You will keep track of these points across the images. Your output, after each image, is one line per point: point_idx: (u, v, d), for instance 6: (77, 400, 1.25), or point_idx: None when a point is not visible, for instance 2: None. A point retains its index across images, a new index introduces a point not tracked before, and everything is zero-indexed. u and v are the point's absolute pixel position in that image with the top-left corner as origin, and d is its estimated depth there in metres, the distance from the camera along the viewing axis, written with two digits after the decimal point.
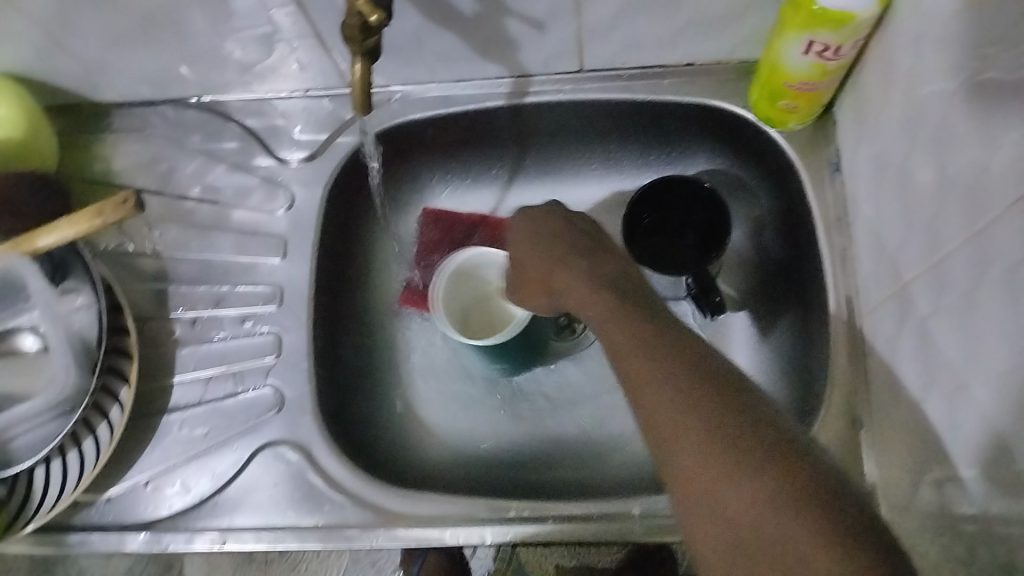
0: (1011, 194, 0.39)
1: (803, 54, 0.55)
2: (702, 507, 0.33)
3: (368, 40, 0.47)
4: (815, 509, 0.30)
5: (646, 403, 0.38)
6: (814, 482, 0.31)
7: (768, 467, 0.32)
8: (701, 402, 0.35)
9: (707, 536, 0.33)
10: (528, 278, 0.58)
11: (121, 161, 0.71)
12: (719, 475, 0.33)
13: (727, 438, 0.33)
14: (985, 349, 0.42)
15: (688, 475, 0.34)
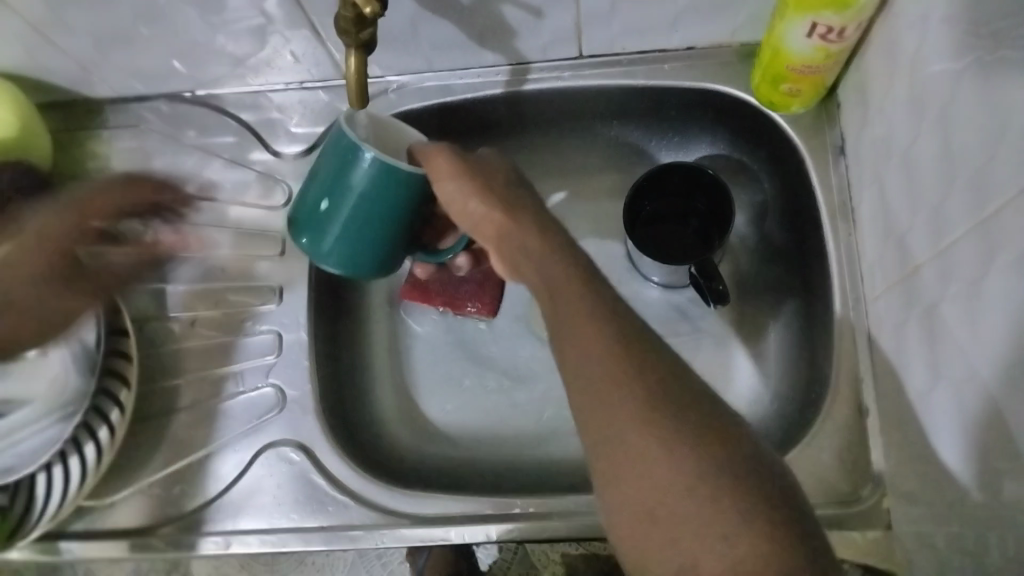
0: (1020, 180, 0.38)
1: (806, 37, 0.54)
2: (641, 491, 0.39)
3: (363, 32, 0.46)
4: (748, 520, 0.37)
5: (605, 389, 0.42)
6: (748, 498, 0.38)
7: (713, 479, 0.38)
8: (658, 406, 0.41)
9: (636, 515, 0.39)
10: (487, 207, 0.50)
11: (116, 159, 0.70)
12: (676, 491, 0.38)
13: (678, 443, 0.40)
14: (992, 338, 0.41)
15: (635, 463, 0.40)
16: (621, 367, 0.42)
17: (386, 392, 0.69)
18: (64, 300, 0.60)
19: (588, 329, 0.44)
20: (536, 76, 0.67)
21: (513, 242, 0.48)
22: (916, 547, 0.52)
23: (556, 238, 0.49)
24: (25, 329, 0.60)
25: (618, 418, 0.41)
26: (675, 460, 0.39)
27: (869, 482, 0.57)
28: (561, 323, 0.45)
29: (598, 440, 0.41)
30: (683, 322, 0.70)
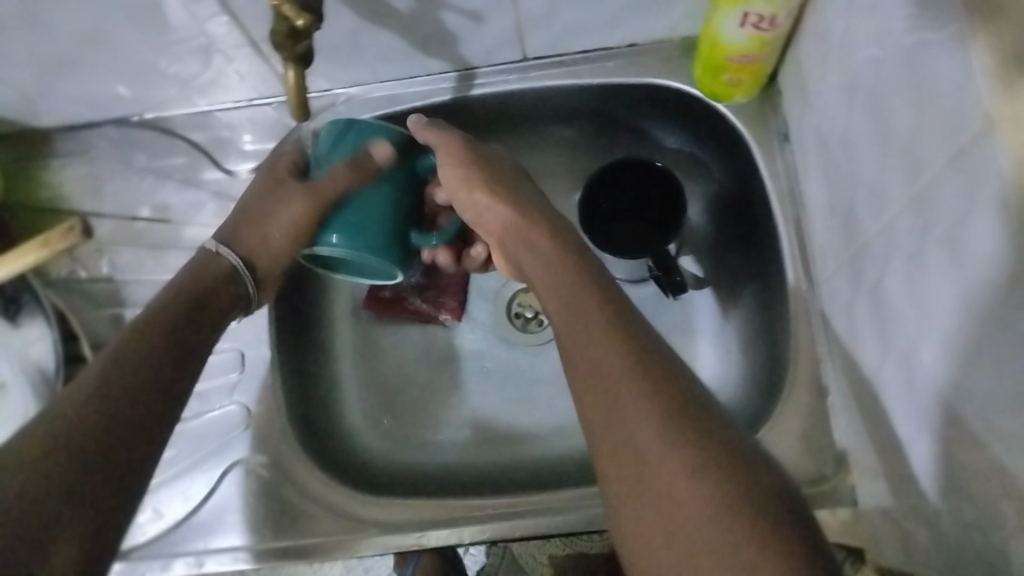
0: (942, 152, 0.39)
1: (740, 26, 0.55)
2: (637, 471, 0.38)
3: (299, 45, 0.46)
4: (739, 500, 0.36)
5: (605, 373, 0.42)
6: (747, 481, 0.37)
7: (706, 459, 0.37)
8: (654, 389, 0.40)
9: (631, 496, 0.38)
10: (481, 196, 0.53)
11: (69, 187, 0.70)
12: (672, 470, 0.37)
13: (678, 426, 0.39)
14: (933, 309, 0.42)
15: (631, 440, 0.39)
16: (624, 352, 0.42)
17: (354, 403, 0.69)
18: (295, 200, 0.53)
19: (593, 317, 0.44)
20: (482, 80, 0.68)
21: (516, 233, 0.51)
22: (880, 521, 0.53)
23: (547, 235, 0.51)
24: (283, 239, 0.54)
25: (615, 386, 0.41)
26: (667, 443, 0.38)
27: (832, 461, 0.58)
28: (569, 317, 0.45)
29: (598, 427, 0.41)
30: (644, 315, 0.71)
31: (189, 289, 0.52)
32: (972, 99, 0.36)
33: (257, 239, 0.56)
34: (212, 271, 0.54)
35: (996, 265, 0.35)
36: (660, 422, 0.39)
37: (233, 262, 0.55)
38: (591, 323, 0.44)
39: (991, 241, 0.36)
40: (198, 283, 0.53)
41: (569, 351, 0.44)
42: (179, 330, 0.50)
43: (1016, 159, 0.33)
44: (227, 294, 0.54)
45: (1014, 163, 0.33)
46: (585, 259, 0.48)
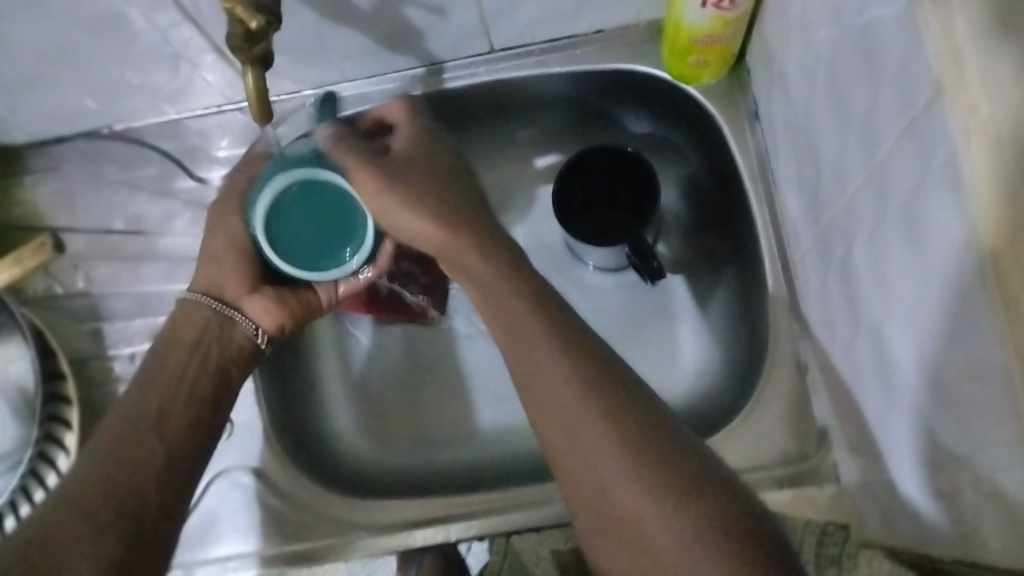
0: (900, 124, 0.39)
1: (701, 7, 0.55)
2: (607, 521, 0.45)
3: (256, 47, 0.46)
4: (716, 539, 0.42)
5: (586, 438, 0.47)
6: (723, 514, 0.43)
7: (682, 511, 0.43)
8: (620, 444, 0.46)
9: (606, 539, 0.45)
10: (398, 224, 0.55)
11: (42, 203, 0.69)
12: (648, 517, 0.44)
13: (656, 478, 0.45)
14: (898, 277, 0.42)
15: (609, 495, 0.45)
16: (594, 411, 0.47)
17: (339, 405, 0.69)
18: (220, 215, 0.60)
19: (566, 402, 0.48)
20: (450, 75, 0.68)
21: (455, 254, 0.54)
22: (862, 497, 0.53)
23: (490, 258, 0.54)
24: (229, 238, 0.59)
25: (591, 443, 0.46)
26: (645, 497, 0.44)
27: (814, 439, 0.58)
28: (535, 371, 0.50)
29: (590, 496, 0.46)
30: (624, 302, 0.71)
31: (175, 330, 0.57)
32: (921, 65, 0.36)
33: (209, 262, 0.59)
34: (187, 310, 0.57)
35: (952, 232, 0.35)
36: (646, 491, 0.44)
37: (196, 296, 0.58)
38: (571, 380, 0.48)
39: (946, 207, 0.35)
40: (189, 322, 0.57)
41: (553, 418, 0.48)
42: (173, 355, 0.55)
43: (961, 121, 0.33)
44: (199, 310, 0.57)
45: (962, 126, 0.33)
46: (536, 300, 0.52)
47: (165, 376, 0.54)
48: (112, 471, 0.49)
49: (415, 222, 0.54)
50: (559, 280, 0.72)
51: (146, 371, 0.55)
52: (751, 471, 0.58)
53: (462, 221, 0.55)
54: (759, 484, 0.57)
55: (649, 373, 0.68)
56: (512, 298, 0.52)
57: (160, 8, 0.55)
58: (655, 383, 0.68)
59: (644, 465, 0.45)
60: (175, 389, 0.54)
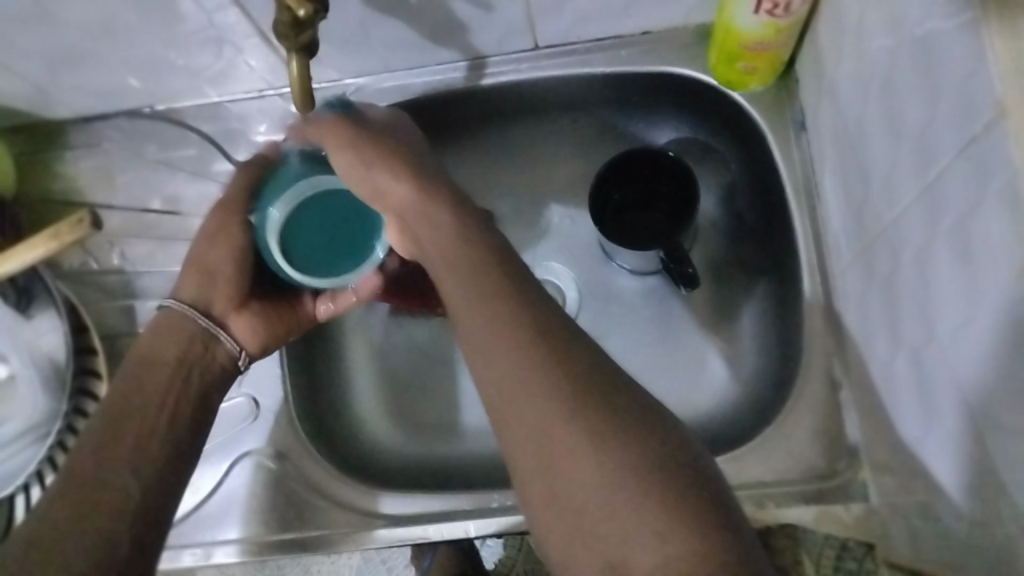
0: (957, 142, 0.38)
1: (754, 13, 0.54)
2: (528, 437, 0.39)
3: (303, 35, 0.46)
4: (641, 461, 0.36)
5: (489, 341, 0.42)
6: (656, 447, 0.37)
7: (615, 431, 0.37)
8: (546, 355, 0.40)
9: (526, 454, 0.39)
10: (370, 185, 0.51)
11: (83, 179, 0.70)
12: (561, 429, 0.38)
13: (577, 389, 0.39)
14: (946, 303, 0.41)
15: (525, 411, 0.39)
16: (513, 329, 0.41)
17: (365, 393, 0.69)
18: (214, 220, 0.56)
19: (483, 279, 0.44)
20: (493, 70, 0.67)
21: (414, 215, 0.49)
22: (891, 518, 0.52)
23: (457, 221, 0.48)
24: (221, 248, 0.56)
25: (505, 354, 0.41)
26: (562, 410, 0.38)
27: (845, 456, 0.56)
28: (455, 288, 0.45)
29: (506, 384, 0.40)
30: (657, 307, 0.70)
31: (149, 350, 0.53)
32: (985, 85, 0.34)
33: (195, 273, 0.56)
34: (168, 323, 0.54)
35: (1007, 262, 0.34)
36: (560, 398, 0.38)
37: (180, 308, 0.55)
38: (497, 305, 0.43)
39: (1002, 234, 0.34)
40: (170, 341, 0.53)
41: (466, 312, 0.44)
42: (151, 376, 0.51)
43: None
44: (181, 321, 0.54)
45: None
46: (479, 244, 0.46)
47: (140, 400, 0.50)
48: (80, 496, 0.45)
49: (388, 181, 0.50)
50: (592, 282, 0.72)
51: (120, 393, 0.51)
52: (777, 485, 0.57)
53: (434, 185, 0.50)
54: (787, 500, 0.56)
55: (680, 380, 0.68)
56: (454, 240, 0.47)
57: None
58: (683, 391, 0.67)
59: (553, 363, 0.39)
60: (150, 422, 0.49)
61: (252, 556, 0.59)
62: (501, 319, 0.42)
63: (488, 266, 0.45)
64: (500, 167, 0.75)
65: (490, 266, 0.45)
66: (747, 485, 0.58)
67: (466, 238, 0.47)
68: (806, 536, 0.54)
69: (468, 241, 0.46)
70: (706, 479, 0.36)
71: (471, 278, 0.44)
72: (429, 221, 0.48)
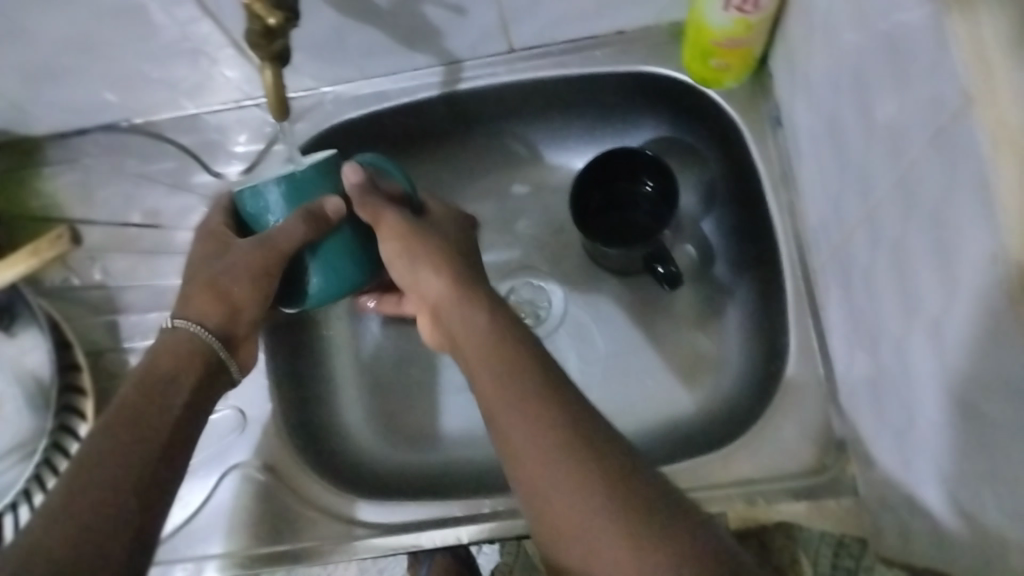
0: (925, 132, 0.38)
1: (724, 9, 0.54)
2: (530, 471, 0.41)
3: (275, 43, 0.46)
4: (624, 499, 0.39)
5: (489, 386, 0.45)
6: (639, 493, 0.39)
7: (601, 471, 0.40)
8: (533, 401, 0.43)
9: (530, 474, 0.41)
10: (419, 270, 0.51)
11: (62, 195, 0.69)
12: (551, 466, 0.41)
13: (566, 434, 0.41)
14: (923, 294, 0.41)
15: (519, 447, 0.42)
16: (511, 371, 0.45)
17: (352, 405, 0.69)
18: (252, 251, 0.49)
19: (504, 370, 0.45)
20: (469, 74, 0.67)
21: (448, 303, 0.50)
22: (882, 509, 0.52)
23: (482, 307, 0.49)
24: (252, 286, 0.50)
25: (506, 394, 0.44)
26: (548, 438, 0.41)
27: (834, 450, 0.57)
28: (469, 351, 0.47)
29: (518, 444, 0.42)
30: (642, 307, 0.70)
31: (160, 373, 0.49)
32: (949, 74, 0.35)
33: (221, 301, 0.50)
34: (181, 345, 0.50)
35: (979, 250, 0.34)
36: (550, 445, 0.41)
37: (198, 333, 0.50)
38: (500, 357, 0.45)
39: (973, 221, 0.35)
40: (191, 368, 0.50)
41: (491, 391, 0.45)
42: (169, 396, 0.48)
43: (989, 132, 0.32)
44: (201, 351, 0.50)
45: (989, 139, 0.32)
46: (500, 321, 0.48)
47: (149, 422, 0.46)
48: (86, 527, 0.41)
49: (426, 279, 0.51)
50: (576, 284, 0.72)
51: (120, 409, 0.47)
52: (767, 481, 0.57)
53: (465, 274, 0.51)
54: (778, 495, 0.56)
55: (668, 379, 0.68)
56: (481, 318, 0.48)
57: (180, 3, 0.55)
58: (671, 388, 0.67)
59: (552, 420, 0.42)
60: (156, 444, 0.46)
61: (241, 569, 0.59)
62: (515, 391, 0.44)
63: (514, 351, 0.46)
64: (481, 172, 0.75)
65: (516, 355, 0.45)
66: (737, 481, 0.58)
67: (488, 319, 0.48)
68: (804, 534, 0.53)
69: (490, 321, 0.48)
70: (688, 523, 0.38)
71: (496, 370, 0.45)
72: (457, 315, 0.49)
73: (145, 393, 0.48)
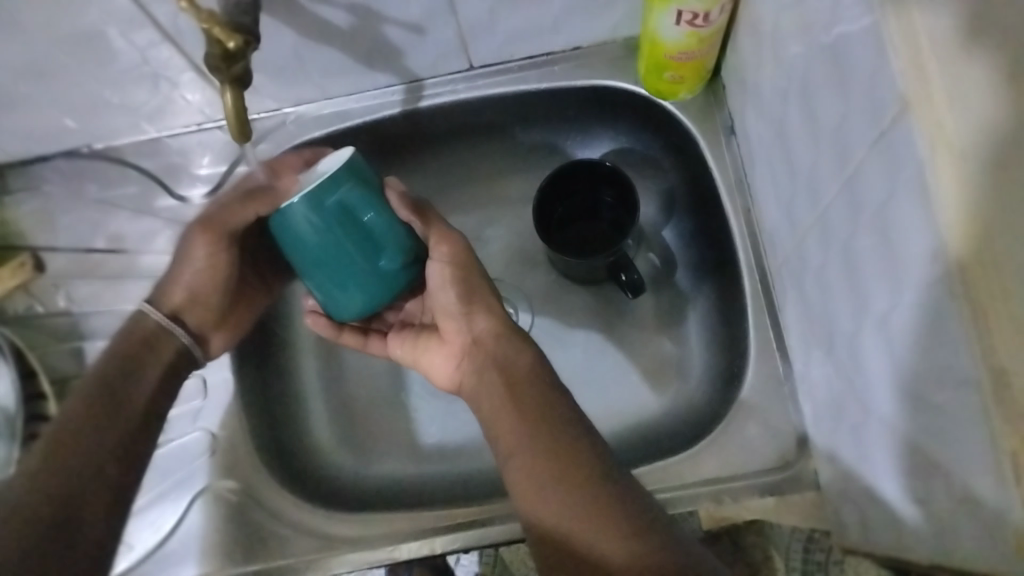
0: (868, 137, 0.40)
1: (676, 24, 0.56)
2: (535, 491, 0.47)
3: (235, 66, 0.46)
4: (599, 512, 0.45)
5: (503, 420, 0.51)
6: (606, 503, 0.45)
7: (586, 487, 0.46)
8: (538, 428, 0.49)
9: (531, 490, 0.48)
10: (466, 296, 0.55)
11: (24, 223, 0.69)
12: (554, 485, 0.47)
13: (565, 456, 0.48)
14: (872, 293, 0.43)
15: (530, 470, 0.48)
16: (523, 404, 0.51)
17: (321, 422, 0.69)
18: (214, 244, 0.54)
19: (524, 399, 0.51)
20: (430, 92, 0.68)
21: (495, 346, 0.54)
22: (843, 502, 0.53)
23: (511, 350, 0.54)
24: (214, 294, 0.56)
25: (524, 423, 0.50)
26: (545, 459, 0.48)
27: (796, 447, 0.58)
28: (505, 394, 0.52)
29: (520, 450, 0.49)
30: (606, 315, 0.71)
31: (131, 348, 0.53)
32: (887, 82, 0.36)
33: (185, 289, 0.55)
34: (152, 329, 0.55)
35: (922, 248, 0.36)
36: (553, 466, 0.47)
37: (162, 321, 0.55)
38: (511, 396, 0.51)
39: (916, 221, 0.36)
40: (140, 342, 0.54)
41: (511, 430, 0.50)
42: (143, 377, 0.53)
43: (927, 136, 0.34)
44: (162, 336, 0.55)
45: (927, 141, 0.34)
46: (526, 365, 0.53)
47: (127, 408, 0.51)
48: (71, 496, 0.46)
49: (462, 316, 0.56)
50: (541, 295, 0.73)
51: (98, 385, 0.51)
52: (733, 479, 0.58)
53: (486, 316, 0.55)
54: (742, 493, 0.58)
55: (633, 385, 0.69)
56: (518, 361, 0.53)
57: (139, 27, 0.55)
58: (637, 394, 0.69)
59: (552, 432, 0.49)
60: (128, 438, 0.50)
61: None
62: (531, 413, 0.50)
63: (540, 404, 0.50)
64: (443, 186, 0.76)
65: (539, 412, 0.50)
66: (705, 480, 0.59)
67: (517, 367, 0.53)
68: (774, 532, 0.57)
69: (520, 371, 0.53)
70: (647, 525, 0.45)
71: (510, 394, 0.52)
72: (494, 355, 0.54)
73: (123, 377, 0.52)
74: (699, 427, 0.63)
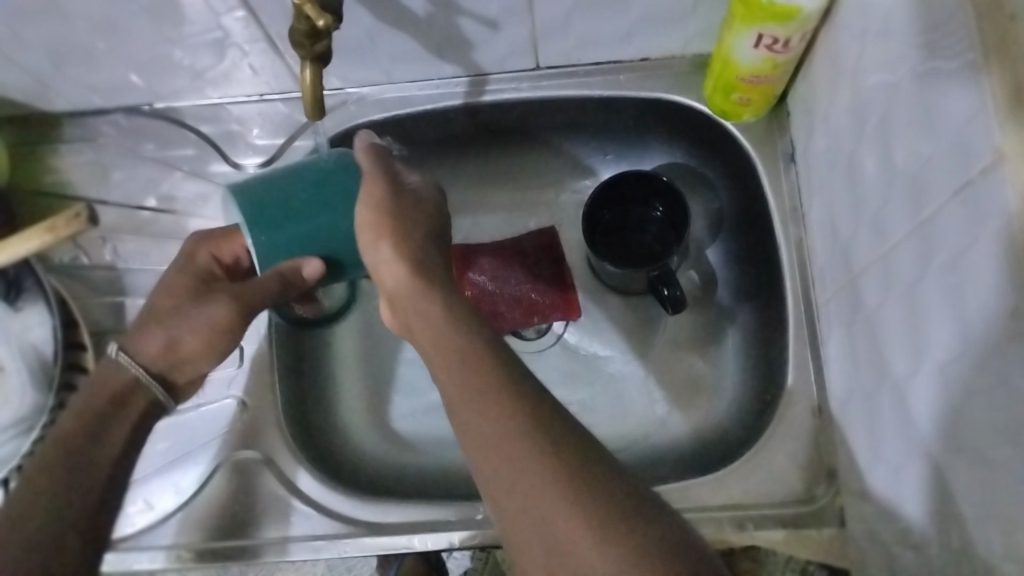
0: (953, 184, 0.39)
1: (754, 48, 0.56)
2: (515, 505, 0.39)
3: (318, 44, 0.47)
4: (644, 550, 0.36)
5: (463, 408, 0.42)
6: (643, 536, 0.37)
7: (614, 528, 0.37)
8: (507, 410, 0.41)
9: (515, 501, 0.39)
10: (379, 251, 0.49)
11: (78, 172, 0.70)
12: (544, 500, 0.38)
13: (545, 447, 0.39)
14: (934, 338, 0.43)
15: (504, 481, 0.39)
16: (472, 376, 0.42)
17: (353, 405, 0.69)
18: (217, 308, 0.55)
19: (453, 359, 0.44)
20: (494, 87, 0.68)
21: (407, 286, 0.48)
22: (869, 542, 0.53)
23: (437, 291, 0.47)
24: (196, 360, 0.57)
25: (487, 405, 0.41)
26: (516, 441, 0.40)
27: (823, 482, 0.58)
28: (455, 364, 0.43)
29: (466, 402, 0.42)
30: (641, 324, 0.72)
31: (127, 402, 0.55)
32: (983, 133, 0.36)
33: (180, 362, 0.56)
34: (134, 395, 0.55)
35: (996, 299, 0.36)
36: (534, 463, 0.39)
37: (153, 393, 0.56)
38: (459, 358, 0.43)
39: (992, 276, 0.36)
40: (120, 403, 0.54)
41: (468, 418, 0.42)
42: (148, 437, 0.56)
43: (1020, 193, 0.34)
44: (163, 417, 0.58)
45: (1020, 198, 0.34)
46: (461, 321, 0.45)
47: (116, 457, 0.53)
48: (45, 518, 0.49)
49: (390, 263, 0.48)
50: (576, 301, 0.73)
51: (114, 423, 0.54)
52: (757, 506, 0.58)
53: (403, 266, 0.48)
54: (763, 522, 0.58)
55: (662, 401, 0.69)
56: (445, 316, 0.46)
57: None
58: (660, 409, 0.69)
59: (487, 370, 0.42)
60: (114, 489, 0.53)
61: (177, 567, 0.59)
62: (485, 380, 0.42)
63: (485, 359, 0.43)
64: (492, 182, 0.76)
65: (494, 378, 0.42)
66: (726, 504, 0.59)
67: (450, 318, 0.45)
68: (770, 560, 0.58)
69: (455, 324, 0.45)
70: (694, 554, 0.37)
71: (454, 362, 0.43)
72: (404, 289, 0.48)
73: (114, 451, 0.53)
74: (726, 451, 0.63)
